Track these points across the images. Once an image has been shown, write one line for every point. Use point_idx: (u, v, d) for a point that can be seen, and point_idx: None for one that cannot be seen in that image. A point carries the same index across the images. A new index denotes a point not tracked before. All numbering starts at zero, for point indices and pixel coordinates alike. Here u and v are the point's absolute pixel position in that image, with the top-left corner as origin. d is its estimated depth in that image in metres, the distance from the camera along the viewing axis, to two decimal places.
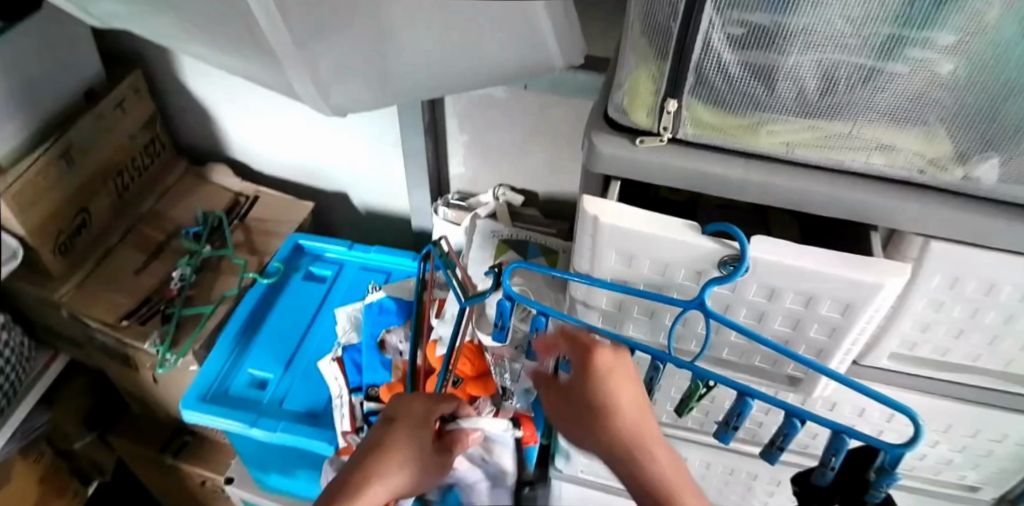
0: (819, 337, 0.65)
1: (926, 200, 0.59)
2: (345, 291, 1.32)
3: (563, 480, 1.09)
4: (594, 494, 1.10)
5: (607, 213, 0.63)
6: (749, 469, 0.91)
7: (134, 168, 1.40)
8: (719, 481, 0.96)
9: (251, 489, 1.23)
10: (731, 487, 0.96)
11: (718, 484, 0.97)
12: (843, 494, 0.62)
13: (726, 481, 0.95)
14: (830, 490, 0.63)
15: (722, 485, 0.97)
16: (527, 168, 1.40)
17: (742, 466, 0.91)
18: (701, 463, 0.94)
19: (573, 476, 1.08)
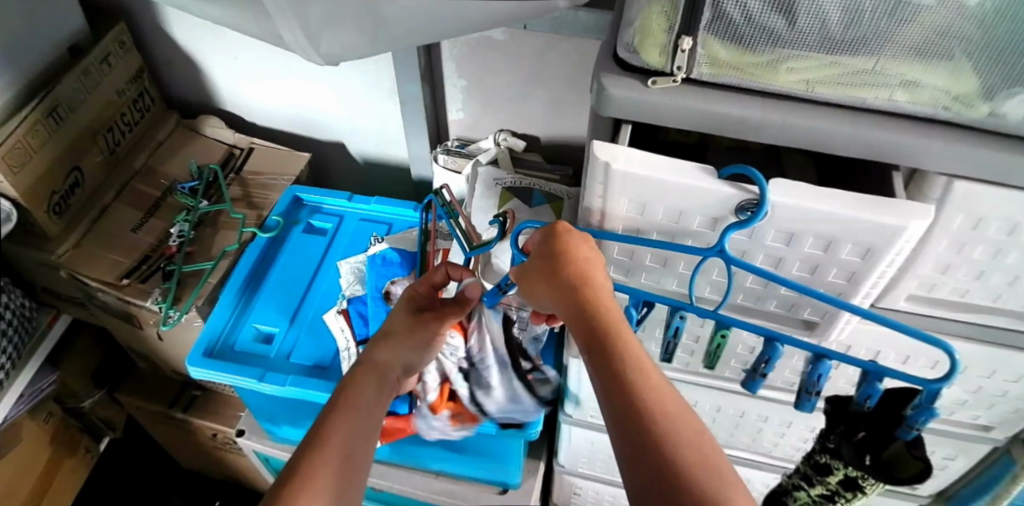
0: (838, 282, 0.63)
1: (950, 137, 0.56)
2: (347, 243, 1.31)
3: (573, 424, 1.10)
4: (603, 437, 1.11)
5: (619, 159, 0.60)
6: (760, 412, 0.92)
7: (123, 124, 1.35)
8: (729, 424, 0.97)
9: (265, 442, 1.24)
10: (741, 429, 0.97)
11: (728, 426, 0.98)
12: (869, 425, 0.63)
13: (736, 423, 0.96)
14: (861, 418, 0.63)
15: (732, 427, 0.98)
16: (529, 112, 1.36)
17: (752, 409, 0.92)
18: (711, 407, 0.95)
19: (584, 421, 1.09)
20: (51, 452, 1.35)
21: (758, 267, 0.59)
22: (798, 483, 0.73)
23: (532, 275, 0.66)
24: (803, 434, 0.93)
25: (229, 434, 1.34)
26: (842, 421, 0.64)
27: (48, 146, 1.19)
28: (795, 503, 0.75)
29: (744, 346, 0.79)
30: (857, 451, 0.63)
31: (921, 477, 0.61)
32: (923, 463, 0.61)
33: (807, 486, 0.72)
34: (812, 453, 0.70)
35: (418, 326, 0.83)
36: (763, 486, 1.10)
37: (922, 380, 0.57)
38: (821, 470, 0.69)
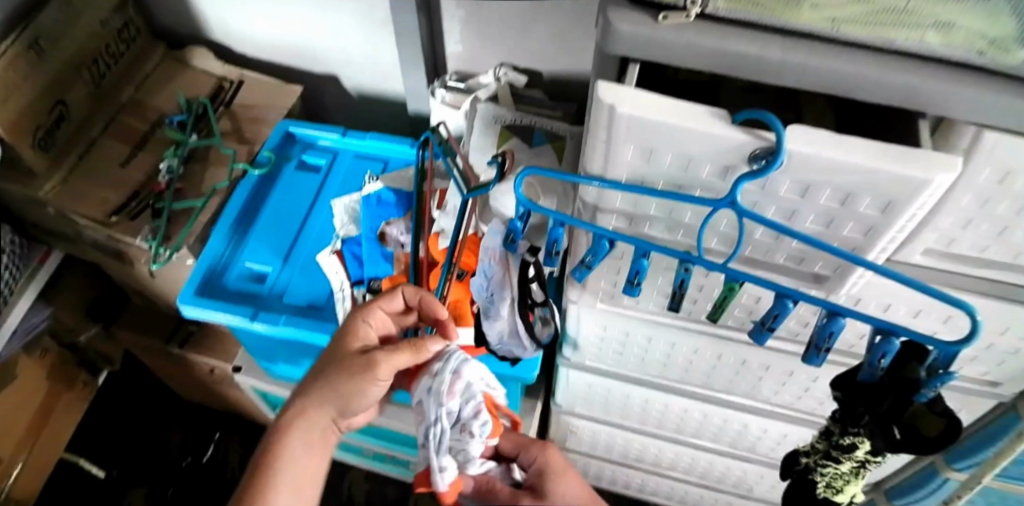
0: (853, 235, 0.61)
1: (984, 83, 0.52)
2: (342, 181, 1.27)
3: (571, 368, 1.11)
4: (601, 380, 1.12)
5: (625, 102, 0.56)
6: (762, 361, 0.92)
7: (110, 55, 1.28)
8: (730, 371, 0.97)
9: (264, 380, 1.25)
10: (742, 377, 0.98)
11: (729, 374, 0.98)
12: (895, 396, 0.59)
13: (736, 371, 0.97)
14: (879, 390, 0.60)
15: (733, 375, 0.98)
16: (532, 45, 1.29)
17: (754, 358, 0.92)
18: (712, 354, 0.95)
19: (584, 366, 1.09)
20: (48, 389, 1.38)
21: (769, 219, 0.57)
22: (822, 461, 0.70)
23: None
24: (805, 383, 0.93)
25: (227, 370, 1.34)
26: (859, 401, 0.62)
27: (30, 79, 1.14)
28: (823, 478, 0.71)
29: (750, 297, 0.77)
30: (882, 427, 0.60)
31: (948, 434, 0.61)
32: (945, 418, 0.62)
33: (834, 464, 0.69)
34: (831, 434, 0.68)
35: (355, 372, 0.79)
36: (760, 432, 1.12)
37: (939, 342, 0.55)
38: (846, 449, 0.66)
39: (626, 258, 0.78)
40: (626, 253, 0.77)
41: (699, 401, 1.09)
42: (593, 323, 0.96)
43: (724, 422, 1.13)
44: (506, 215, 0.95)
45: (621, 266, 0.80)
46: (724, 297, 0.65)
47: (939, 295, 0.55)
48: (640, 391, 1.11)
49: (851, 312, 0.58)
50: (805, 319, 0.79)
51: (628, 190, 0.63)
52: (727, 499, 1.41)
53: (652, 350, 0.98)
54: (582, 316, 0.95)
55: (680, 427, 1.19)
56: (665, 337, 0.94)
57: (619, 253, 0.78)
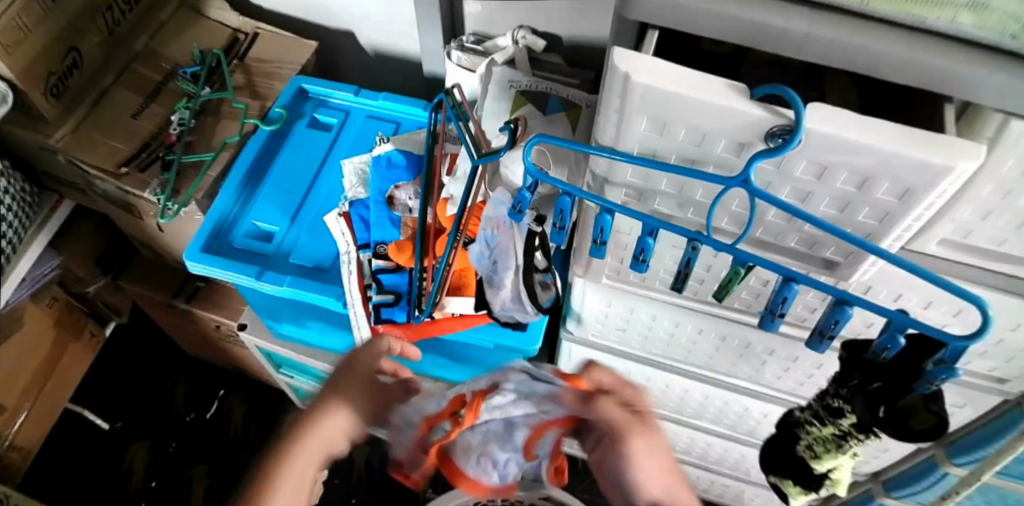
0: (868, 222, 0.58)
1: (1019, 68, 0.49)
2: (352, 141, 1.25)
3: (574, 342, 1.10)
4: (602, 356, 1.11)
5: (640, 71, 0.54)
6: (767, 346, 0.91)
7: (124, 2, 1.26)
8: (733, 354, 0.96)
9: (269, 338, 1.26)
10: (745, 361, 0.97)
11: (733, 356, 0.97)
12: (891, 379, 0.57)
13: (740, 354, 0.96)
14: (877, 369, 0.59)
15: (736, 357, 0.97)
16: (552, 8, 1.25)
17: (759, 342, 0.90)
18: (716, 336, 0.93)
19: (586, 340, 1.08)
20: (56, 337, 1.40)
21: (782, 201, 0.55)
22: (809, 420, 0.68)
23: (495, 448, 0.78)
24: (809, 370, 0.92)
25: (232, 326, 1.35)
26: (856, 369, 0.61)
27: (43, 24, 1.12)
28: (805, 438, 0.69)
29: (759, 279, 0.75)
30: (866, 400, 0.60)
31: (937, 432, 0.58)
32: (938, 416, 0.58)
33: (818, 425, 0.67)
34: (824, 394, 0.66)
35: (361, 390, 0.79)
36: (761, 415, 1.11)
37: (948, 337, 0.53)
38: (833, 413, 0.65)
39: (633, 234, 0.77)
40: (633, 229, 0.75)
41: (700, 382, 1.08)
42: (596, 298, 0.95)
43: (725, 404, 1.12)
44: (515, 184, 0.93)
45: (627, 241, 0.79)
46: (729, 279, 0.64)
47: (957, 290, 0.53)
48: (641, 369, 1.10)
49: (860, 302, 0.56)
50: (813, 305, 0.77)
51: (638, 165, 0.60)
52: (724, 480, 1.41)
53: (655, 328, 0.97)
54: (586, 291, 0.94)
55: (679, 405, 1.19)
56: (669, 317, 0.93)
57: (625, 228, 0.76)
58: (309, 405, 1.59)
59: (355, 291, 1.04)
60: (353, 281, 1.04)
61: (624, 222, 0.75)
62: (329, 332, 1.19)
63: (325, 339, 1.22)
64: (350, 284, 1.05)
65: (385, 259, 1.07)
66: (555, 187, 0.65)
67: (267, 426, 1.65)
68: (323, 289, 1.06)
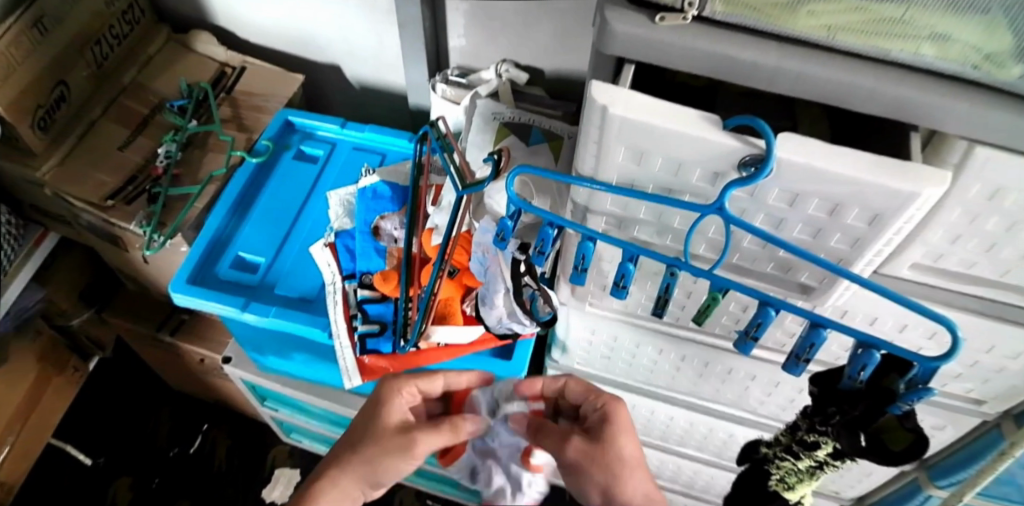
0: (841, 247, 0.60)
1: (978, 98, 0.51)
2: (338, 173, 1.26)
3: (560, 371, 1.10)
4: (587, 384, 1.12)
5: (617, 103, 0.56)
6: (749, 370, 0.91)
7: (112, 37, 1.28)
8: (717, 379, 0.97)
9: (253, 371, 1.25)
10: (728, 386, 0.97)
11: (716, 382, 0.98)
12: (867, 404, 0.58)
13: (723, 380, 0.96)
14: (854, 396, 0.59)
15: (720, 383, 0.98)
16: (535, 42, 1.28)
17: (741, 367, 0.91)
18: (698, 362, 0.94)
19: (572, 367, 1.09)
20: (38, 371, 1.38)
21: (755, 228, 0.56)
22: (781, 455, 0.73)
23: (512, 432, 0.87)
24: (791, 394, 0.93)
25: (216, 358, 1.34)
26: (832, 401, 0.61)
27: (32, 57, 1.14)
28: (779, 470, 0.74)
29: (738, 305, 0.77)
30: (848, 431, 0.60)
31: (915, 449, 0.60)
32: (914, 433, 0.61)
33: (792, 459, 0.71)
34: (796, 430, 0.69)
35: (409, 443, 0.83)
36: (746, 441, 1.11)
37: (920, 359, 0.54)
38: (809, 446, 0.68)
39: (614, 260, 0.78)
40: (615, 256, 0.77)
41: (684, 408, 1.09)
42: (579, 326, 0.96)
43: (710, 430, 1.12)
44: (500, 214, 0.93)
45: (608, 268, 0.80)
46: (708, 305, 0.64)
47: (929, 311, 0.54)
48: (627, 397, 1.11)
49: (835, 324, 0.58)
50: (792, 329, 0.78)
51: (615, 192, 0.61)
52: None
53: (638, 354, 0.98)
54: (569, 318, 0.95)
55: (665, 433, 1.19)
56: (652, 344, 0.93)
57: (605, 255, 0.77)
58: (293, 439, 1.57)
59: (340, 321, 1.04)
60: (339, 311, 1.04)
61: (604, 248, 0.76)
62: (313, 364, 1.18)
63: (310, 370, 1.21)
64: (336, 314, 1.05)
65: (371, 289, 1.07)
66: (535, 214, 0.66)
67: (250, 461, 1.62)
68: (308, 320, 1.05)
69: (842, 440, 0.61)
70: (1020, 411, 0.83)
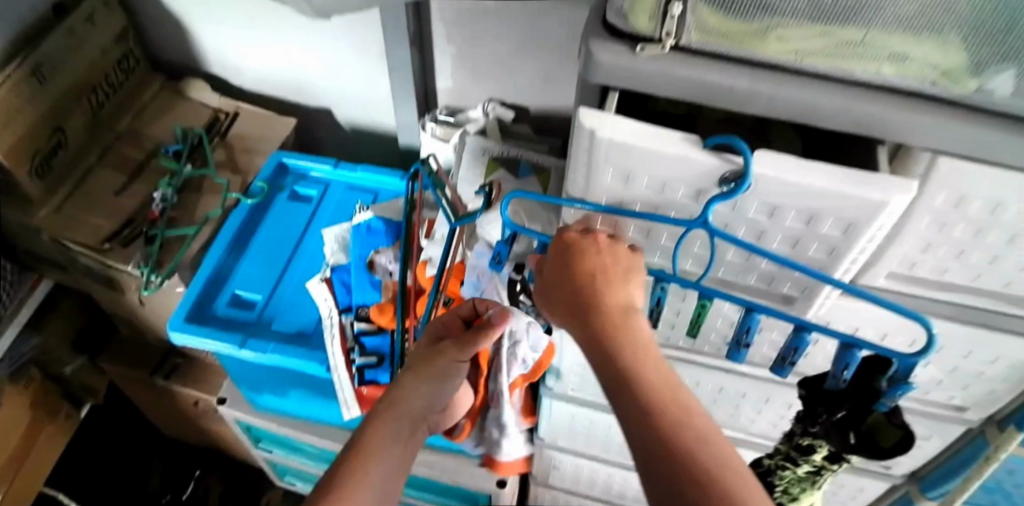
0: (818, 256, 0.63)
1: (937, 112, 0.55)
2: (332, 211, 1.29)
3: (554, 398, 1.11)
4: (582, 410, 1.12)
5: (605, 127, 0.59)
6: (739, 388, 0.93)
7: (108, 85, 1.32)
8: (709, 399, 0.98)
9: (248, 411, 1.25)
10: (719, 405, 0.98)
11: (707, 402, 0.99)
12: (854, 401, 0.60)
13: (715, 399, 0.97)
14: (838, 398, 0.62)
15: (712, 403, 0.99)
16: (519, 82, 1.33)
17: (732, 385, 0.93)
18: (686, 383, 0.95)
19: (565, 394, 1.10)
20: (31, 419, 1.36)
21: (735, 239, 0.59)
22: (783, 462, 0.72)
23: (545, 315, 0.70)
24: (781, 410, 0.94)
25: (211, 400, 1.33)
26: (820, 402, 0.64)
27: (32, 105, 1.16)
28: (781, 483, 0.75)
29: (725, 321, 0.78)
30: (836, 429, 0.63)
31: (905, 444, 0.61)
32: (902, 430, 0.61)
33: (793, 465, 0.71)
34: (792, 435, 0.69)
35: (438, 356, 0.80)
36: None
37: (898, 355, 0.56)
38: (805, 451, 0.68)
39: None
40: None
41: None
42: (568, 347, 0.97)
43: None
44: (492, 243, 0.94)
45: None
46: (697, 314, 0.67)
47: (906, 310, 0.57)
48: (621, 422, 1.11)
49: (818, 328, 0.60)
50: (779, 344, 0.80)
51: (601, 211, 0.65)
52: None
53: None
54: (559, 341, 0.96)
55: None
56: None
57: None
58: (286, 482, 1.54)
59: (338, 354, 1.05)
60: (336, 344, 1.05)
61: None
62: (310, 401, 1.19)
63: (306, 407, 1.20)
64: (333, 348, 1.06)
65: (367, 321, 1.08)
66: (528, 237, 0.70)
67: None
68: (306, 354, 1.06)
69: (832, 438, 0.63)
70: (1003, 417, 0.85)
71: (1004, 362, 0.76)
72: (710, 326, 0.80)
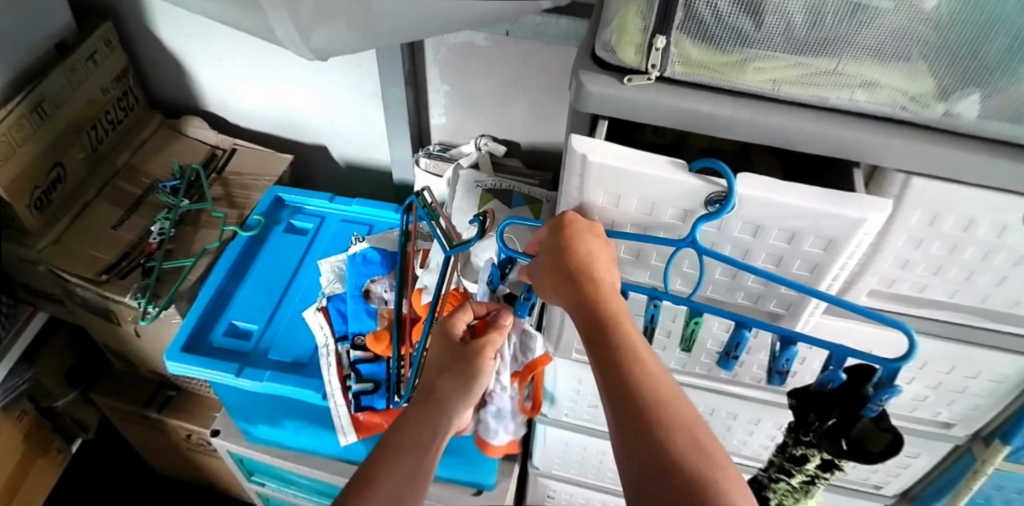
0: (802, 273, 0.66)
1: (908, 135, 0.59)
2: (328, 243, 1.31)
3: (548, 424, 1.11)
4: (577, 437, 1.13)
5: (596, 151, 0.62)
6: (730, 410, 0.94)
7: (107, 121, 1.35)
8: None
9: (243, 443, 1.24)
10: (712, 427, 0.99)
11: None
12: (843, 408, 0.61)
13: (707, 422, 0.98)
14: (832, 403, 0.62)
15: None
16: (510, 118, 1.38)
17: (723, 407, 0.94)
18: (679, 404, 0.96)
19: (561, 421, 1.10)
20: (23, 452, 1.33)
21: (724, 258, 0.62)
22: (775, 476, 0.72)
23: (541, 277, 0.68)
24: (772, 431, 0.96)
25: (205, 434, 1.32)
26: (811, 408, 0.64)
27: (32, 140, 1.19)
28: (775, 495, 0.73)
29: (715, 341, 0.81)
30: (829, 435, 0.62)
31: (893, 448, 0.61)
32: (892, 434, 0.61)
33: (786, 478, 0.71)
34: (785, 446, 0.70)
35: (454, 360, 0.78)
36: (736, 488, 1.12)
37: (882, 360, 0.61)
38: (797, 460, 0.69)
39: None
40: None
41: None
42: (562, 371, 0.98)
43: None
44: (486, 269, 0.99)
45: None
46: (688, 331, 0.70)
47: (890, 319, 0.59)
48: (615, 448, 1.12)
49: (803, 338, 0.63)
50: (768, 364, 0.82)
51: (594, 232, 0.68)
52: None
53: None
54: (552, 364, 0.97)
55: None
56: None
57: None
58: None
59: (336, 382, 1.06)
60: (333, 372, 1.06)
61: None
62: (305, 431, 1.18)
63: (302, 439, 1.20)
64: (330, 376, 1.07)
65: (364, 349, 1.10)
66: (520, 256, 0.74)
67: None
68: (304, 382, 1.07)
69: (824, 445, 0.63)
70: (987, 433, 0.87)
71: (985, 377, 0.78)
72: (699, 347, 0.82)
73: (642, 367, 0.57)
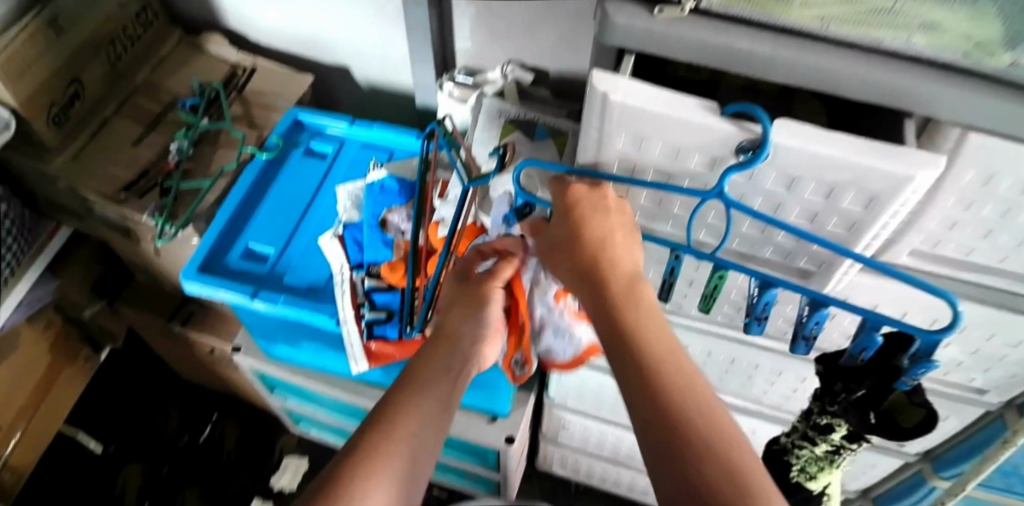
0: (837, 230, 0.62)
1: (967, 86, 0.53)
2: (347, 168, 1.29)
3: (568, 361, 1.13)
4: (593, 374, 1.14)
5: (618, 90, 0.58)
6: (751, 359, 0.93)
7: (126, 37, 1.32)
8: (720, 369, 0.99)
9: (262, 360, 1.28)
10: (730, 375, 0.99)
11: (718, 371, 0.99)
12: (874, 380, 0.60)
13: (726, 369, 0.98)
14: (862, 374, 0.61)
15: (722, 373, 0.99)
16: (539, 43, 1.31)
17: (744, 356, 0.93)
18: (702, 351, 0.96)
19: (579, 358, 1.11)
20: (50, 360, 1.43)
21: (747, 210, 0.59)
22: (799, 443, 0.75)
23: (552, 247, 0.67)
24: (792, 383, 0.95)
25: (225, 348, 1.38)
26: (838, 378, 0.64)
27: (47, 55, 1.16)
28: (799, 461, 0.77)
29: (738, 292, 0.79)
30: (857, 409, 0.63)
31: (925, 426, 0.63)
32: (925, 411, 0.63)
33: (810, 446, 0.74)
34: (811, 415, 0.71)
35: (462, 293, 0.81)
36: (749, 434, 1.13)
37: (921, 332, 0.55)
38: (822, 430, 0.71)
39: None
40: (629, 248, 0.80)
41: None
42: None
43: None
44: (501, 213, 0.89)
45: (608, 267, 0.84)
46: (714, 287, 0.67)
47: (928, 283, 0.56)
48: None
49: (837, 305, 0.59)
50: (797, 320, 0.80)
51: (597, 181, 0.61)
52: None
53: None
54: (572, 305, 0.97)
55: None
56: None
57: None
58: (301, 429, 1.61)
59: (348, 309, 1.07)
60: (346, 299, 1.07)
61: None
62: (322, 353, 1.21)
63: (317, 358, 1.23)
64: (343, 303, 1.08)
65: (378, 279, 1.10)
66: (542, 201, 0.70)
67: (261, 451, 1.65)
68: (318, 309, 1.08)
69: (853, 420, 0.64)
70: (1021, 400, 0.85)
71: None
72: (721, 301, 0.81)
73: (654, 352, 0.56)
